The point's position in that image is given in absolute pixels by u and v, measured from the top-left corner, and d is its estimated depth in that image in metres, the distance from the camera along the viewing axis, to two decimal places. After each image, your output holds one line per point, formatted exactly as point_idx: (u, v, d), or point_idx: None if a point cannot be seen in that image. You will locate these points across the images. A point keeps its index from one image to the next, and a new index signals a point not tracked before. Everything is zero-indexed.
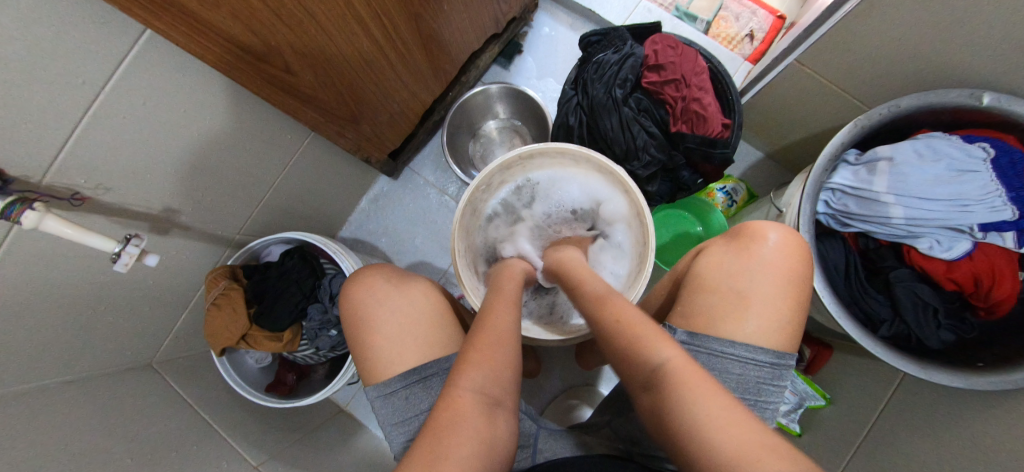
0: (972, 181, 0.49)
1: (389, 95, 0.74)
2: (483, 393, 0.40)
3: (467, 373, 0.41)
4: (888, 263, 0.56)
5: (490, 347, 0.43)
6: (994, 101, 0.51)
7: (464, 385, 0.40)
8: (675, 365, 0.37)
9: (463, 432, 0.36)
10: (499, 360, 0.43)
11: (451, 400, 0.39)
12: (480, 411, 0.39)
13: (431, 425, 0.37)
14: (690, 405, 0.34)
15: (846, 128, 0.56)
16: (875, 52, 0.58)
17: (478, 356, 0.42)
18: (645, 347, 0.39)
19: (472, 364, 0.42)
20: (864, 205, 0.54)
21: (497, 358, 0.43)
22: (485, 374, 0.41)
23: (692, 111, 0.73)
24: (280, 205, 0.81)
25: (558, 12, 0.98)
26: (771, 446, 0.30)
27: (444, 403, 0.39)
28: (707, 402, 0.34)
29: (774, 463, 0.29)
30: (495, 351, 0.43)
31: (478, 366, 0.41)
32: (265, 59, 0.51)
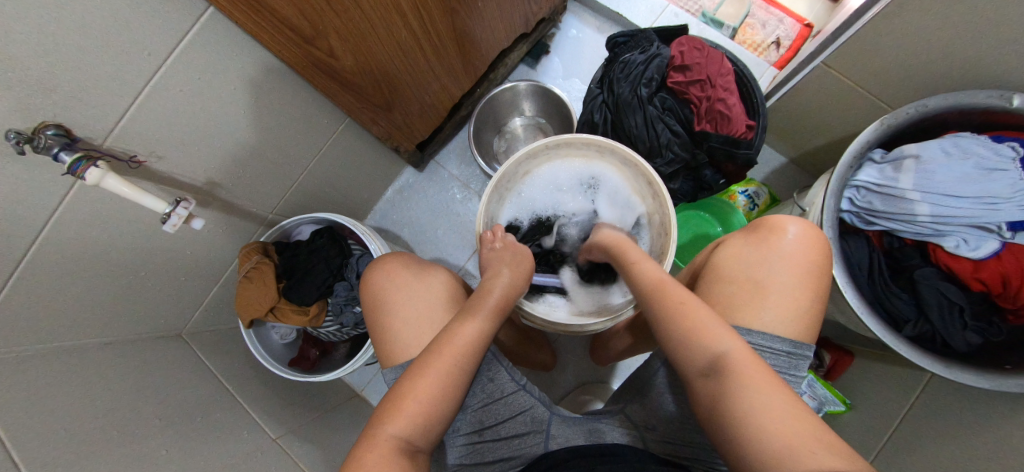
0: (1001, 179, 0.49)
1: (421, 86, 0.77)
2: (407, 436, 0.43)
3: (397, 417, 0.44)
4: (913, 262, 0.55)
5: (427, 391, 0.45)
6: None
7: (388, 431, 0.43)
8: (737, 361, 0.38)
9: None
10: (438, 395, 0.46)
11: (379, 440, 0.42)
12: (399, 456, 0.42)
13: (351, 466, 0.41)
14: (746, 396, 0.36)
15: (872, 127, 0.57)
16: (903, 56, 0.59)
17: (414, 395, 0.45)
18: (705, 338, 0.41)
19: (408, 402, 0.45)
20: (889, 202, 0.54)
21: (431, 400, 0.45)
22: (412, 421, 0.44)
23: (717, 111, 0.74)
24: (311, 188, 0.84)
25: (586, 15, 1.01)
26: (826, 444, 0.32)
27: (370, 440, 0.43)
28: (765, 400, 0.35)
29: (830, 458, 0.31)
30: (425, 394, 0.45)
31: (416, 401, 0.45)
32: (312, 42, 0.54)
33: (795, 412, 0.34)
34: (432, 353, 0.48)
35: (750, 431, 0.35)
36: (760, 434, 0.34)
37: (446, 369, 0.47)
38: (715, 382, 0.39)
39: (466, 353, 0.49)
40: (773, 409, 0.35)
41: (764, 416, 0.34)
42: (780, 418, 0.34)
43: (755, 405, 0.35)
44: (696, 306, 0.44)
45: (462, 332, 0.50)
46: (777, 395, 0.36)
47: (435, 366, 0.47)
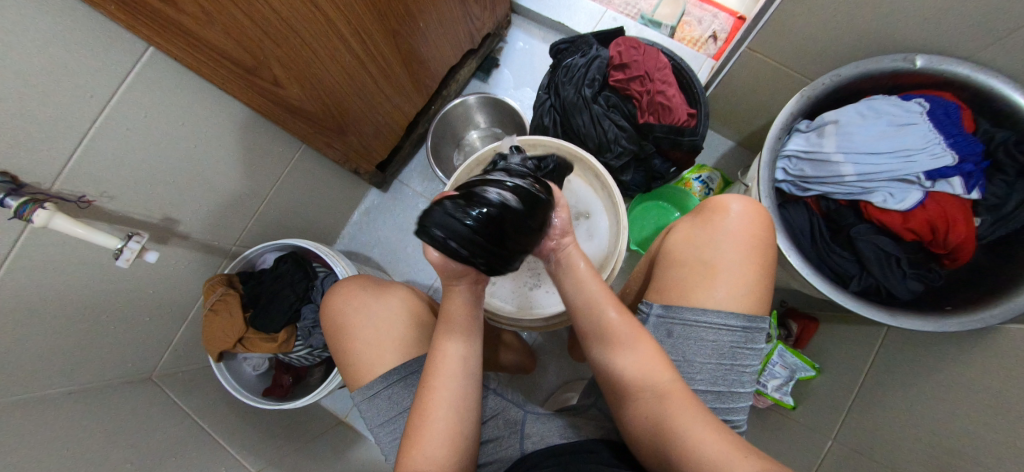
0: (912, 132, 0.53)
1: (373, 108, 0.79)
2: (429, 468, 0.43)
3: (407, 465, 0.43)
4: (849, 221, 0.59)
5: (431, 435, 0.44)
6: (927, 63, 0.57)
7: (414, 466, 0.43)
8: (676, 392, 0.42)
9: None
10: (441, 434, 0.44)
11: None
12: None
13: None
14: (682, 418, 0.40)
15: (794, 99, 0.60)
16: (814, 33, 0.63)
17: (422, 437, 0.44)
18: (653, 366, 0.43)
19: (417, 447, 0.43)
20: (818, 167, 0.58)
21: (437, 439, 0.44)
22: (434, 451, 0.43)
23: (658, 102, 0.78)
24: (274, 217, 0.85)
25: (530, 28, 1.05)
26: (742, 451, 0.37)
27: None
28: (705, 433, 0.39)
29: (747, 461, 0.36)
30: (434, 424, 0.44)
31: (423, 444, 0.43)
32: (254, 73, 0.57)
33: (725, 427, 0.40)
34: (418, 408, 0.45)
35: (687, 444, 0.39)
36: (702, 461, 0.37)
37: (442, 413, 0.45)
38: (659, 406, 0.42)
39: (453, 394, 0.46)
40: (711, 435, 0.38)
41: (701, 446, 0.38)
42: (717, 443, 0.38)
43: (703, 435, 0.38)
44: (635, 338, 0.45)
45: (444, 379, 0.46)
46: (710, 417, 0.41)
47: (431, 406, 0.45)
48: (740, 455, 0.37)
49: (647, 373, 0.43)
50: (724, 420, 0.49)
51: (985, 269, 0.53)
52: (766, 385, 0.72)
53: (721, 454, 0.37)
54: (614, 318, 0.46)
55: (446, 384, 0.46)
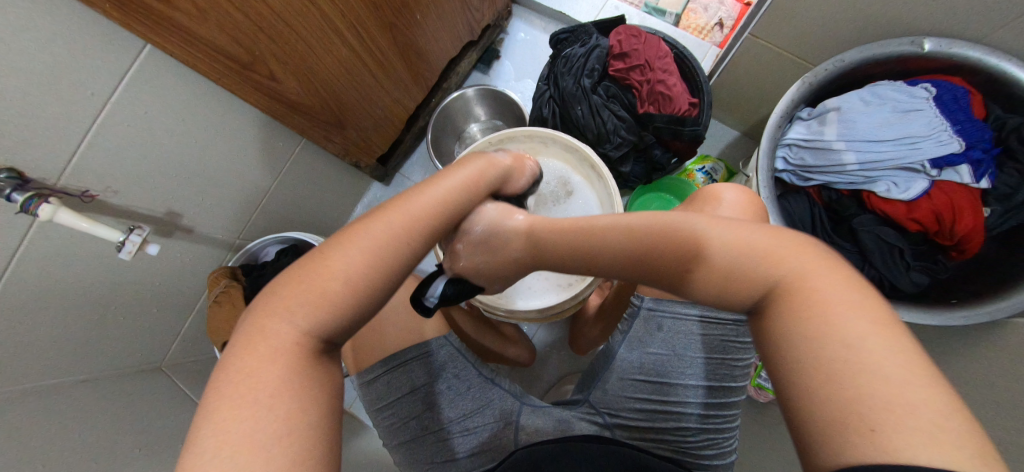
0: (918, 118, 0.51)
1: (371, 102, 0.80)
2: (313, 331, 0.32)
3: (267, 323, 0.32)
4: (851, 212, 0.57)
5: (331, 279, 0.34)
6: (936, 46, 0.55)
7: (288, 319, 0.32)
8: (807, 290, 0.26)
9: (284, 369, 0.29)
10: (343, 287, 0.34)
11: (269, 341, 0.31)
12: (304, 348, 0.31)
13: (237, 357, 0.30)
14: (812, 334, 0.25)
15: (795, 86, 0.58)
16: (819, 19, 0.60)
17: (304, 295, 0.33)
18: (753, 263, 0.29)
19: (291, 301, 0.33)
20: (819, 156, 0.56)
21: (335, 291, 0.33)
22: (322, 302, 0.33)
23: (658, 92, 0.76)
24: (276, 210, 0.86)
25: (531, 18, 1.03)
26: (941, 412, 0.20)
27: (256, 339, 0.31)
28: (865, 369, 0.22)
29: (932, 442, 0.19)
30: (345, 269, 0.34)
31: (305, 298, 0.33)
32: (251, 69, 0.58)
33: (896, 353, 0.22)
34: (316, 255, 0.35)
35: (811, 375, 0.24)
36: (820, 402, 0.22)
37: (341, 266, 0.34)
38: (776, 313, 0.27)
39: (370, 252, 0.35)
40: (891, 377, 0.21)
41: (835, 382, 0.23)
42: (883, 370, 0.22)
43: (845, 364, 0.23)
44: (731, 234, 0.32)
45: (384, 224, 0.37)
46: (879, 335, 0.23)
47: (349, 250, 0.35)
48: (887, 405, 0.21)
49: (747, 275, 0.29)
50: (717, 414, 0.50)
51: (989, 261, 0.54)
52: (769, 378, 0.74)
53: (899, 400, 0.21)
54: (694, 224, 0.34)
55: (385, 225, 0.37)
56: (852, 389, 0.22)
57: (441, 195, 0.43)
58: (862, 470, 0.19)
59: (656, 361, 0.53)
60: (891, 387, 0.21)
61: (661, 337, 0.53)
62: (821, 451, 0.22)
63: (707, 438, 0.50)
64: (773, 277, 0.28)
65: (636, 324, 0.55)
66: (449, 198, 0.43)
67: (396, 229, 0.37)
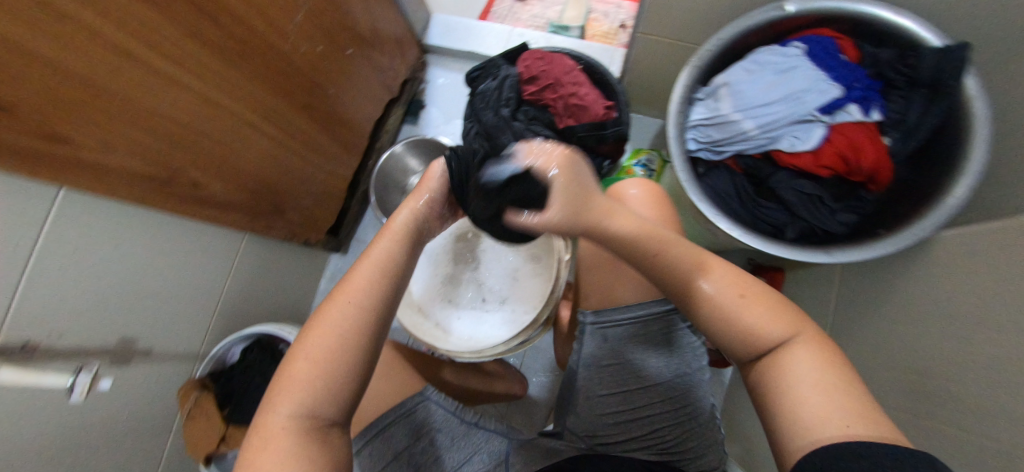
0: (797, 74, 0.54)
1: (303, 181, 0.82)
2: (311, 414, 0.36)
3: (267, 418, 0.35)
4: (768, 172, 0.59)
5: (305, 364, 0.37)
6: (799, 6, 0.58)
7: (279, 409, 0.35)
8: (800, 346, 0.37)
9: (289, 457, 0.33)
10: (324, 367, 0.37)
11: (269, 435, 0.35)
12: (305, 431, 0.35)
13: (250, 453, 0.34)
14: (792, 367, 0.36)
15: (684, 73, 0.62)
16: (693, 5, 0.64)
17: (284, 385, 0.36)
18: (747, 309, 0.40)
19: (280, 392, 0.36)
20: (722, 130, 0.59)
21: (313, 372, 0.36)
22: (306, 384, 0.36)
23: (573, 104, 0.80)
24: (237, 306, 0.85)
25: (448, 62, 1.07)
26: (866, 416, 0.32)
27: (258, 437, 0.35)
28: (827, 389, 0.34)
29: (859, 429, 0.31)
30: (321, 351, 0.37)
31: (290, 388, 0.36)
32: (172, 183, 0.59)
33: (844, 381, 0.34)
34: (295, 345, 0.39)
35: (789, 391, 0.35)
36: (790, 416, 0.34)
37: (310, 351, 0.37)
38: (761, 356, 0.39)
39: (338, 331, 0.38)
40: (841, 397, 0.33)
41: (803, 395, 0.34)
42: (822, 399, 0.33)
43: (808, 388, 0.34)
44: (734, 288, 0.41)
45: (345, 299, 0.40)
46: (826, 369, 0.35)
47: (319, 329, 0.38)
48: (843, 417, 0.32)
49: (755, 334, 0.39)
50: (680, 405, 0.54)
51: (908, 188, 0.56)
52: None
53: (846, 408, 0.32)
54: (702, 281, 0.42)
55: (347, 298, 0.40)
56: (808, 413, 0.33)
57: (385, 259, 0.44)
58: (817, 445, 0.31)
59: (613, 371, 0.56)
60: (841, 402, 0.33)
61: (610, 347, 0.57)
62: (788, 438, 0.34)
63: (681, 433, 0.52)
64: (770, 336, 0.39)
65: (588, 339, 0.59)
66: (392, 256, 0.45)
67: (358, 300, 0.40)
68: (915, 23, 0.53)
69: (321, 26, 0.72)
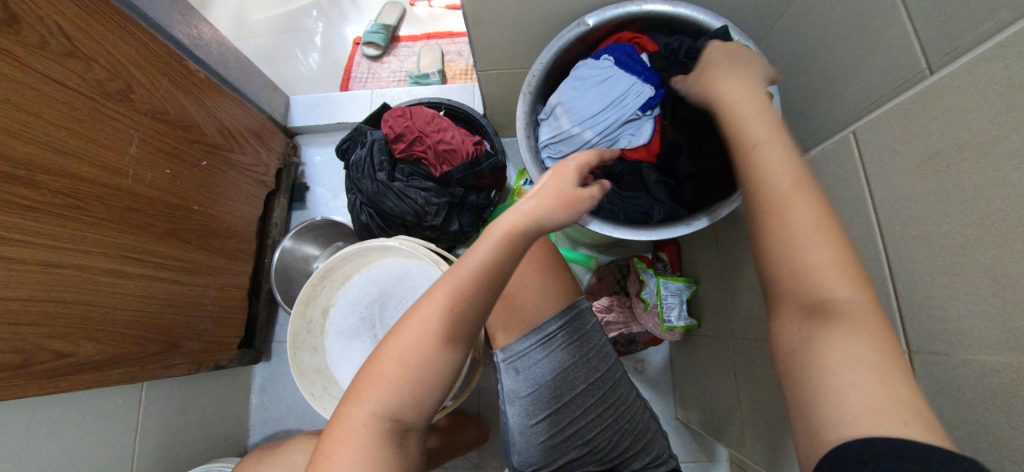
0: (617, 80, 0.60)
1: (194, 304, 0.78)
2: (392, 418, 0.40)
3: (347, 410, 0.41)
4: (624, 170, 0.65)
5: (387, 373, 0.40)
6: (597, 17, 0.63)
7: (359, 410, 0.40)
8: (863, 324, 0.34)
9: (358, 451, 0.38)
10: (407, 377, 0.40)
11: (351, 426, 0.40)
12: (379, 435, 0.40)
13: (329, 435, 0.40)
14: (832, 352, 0.34)
15: (522, 101, 0.65)
16: (508, 40, 0.70)
17: (377, 383, 0.40)
18: (818, 280, 0.35)
19: (364, 391, 0.41)
20: (570, 143, 0.63)
21: (391, 385, 0.40)
22: (386, 392, 0.40)
23: (443, 150, 0.83)
24: (158, 461, 0.76)
25: (319, 139, 1.07)
26: (916, 414, 0.30)
27: (342, 426, 0.40)
28: (876, 385, 0.31)
29: (913, 426, 0.29)
30: (403, 364, 0.40)
31: (374, 391, 0.40)
32: (29, 362, 0.53)
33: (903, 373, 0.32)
34: (379, 346, 0.42)
35: (824, 375, 0.34)
36: (828, 404, 0.33)
37: (397, 356, 0.41)
38: (807, 329, 0.36)
39: (424, 337, 0.41)
40: (881, 394, 0.31)
41: (835, 388, 0.33)
42: (859, 399, 0.31)
43: (839, 380, 0.33)
44: (832, 273, 0.35)
45: (431, 310, 0.41)
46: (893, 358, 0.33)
47: (405, 334, 0.41)
48: (901, 415, 0.30)
49: (797, 292, 0.36)
50: (601, 402, 0.59)
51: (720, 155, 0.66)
52: (672, 319, 0.74)
53: (886, 402, 0.31)
54: (802, 204, 0.36)
55: (436, 307, 0.41)
56: (831, 408, 0.32)
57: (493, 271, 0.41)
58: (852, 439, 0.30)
59: (536, 399, 0.58)
60: (882, 399, 0.31)
61: (524, 380, 0.59)
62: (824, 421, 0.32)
63: (608, 426, 0.59)
64: (823, 304, 0.35)
65: (504, 376, 0.60)
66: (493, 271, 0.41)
67: (447, 313, 0.41)
68: (691, 9, 0.61)
69: (164, 147, 0.70)
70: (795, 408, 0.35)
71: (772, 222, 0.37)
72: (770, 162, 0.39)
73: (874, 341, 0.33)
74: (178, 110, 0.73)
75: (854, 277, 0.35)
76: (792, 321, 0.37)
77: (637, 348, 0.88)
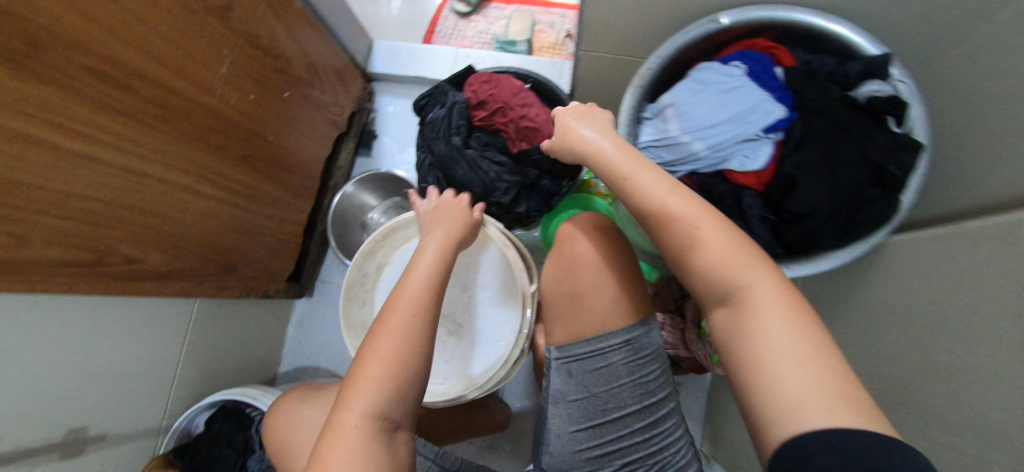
0: (744, 94, 0.54)
1: (254, 233, 0.79)
2: (381, 416, 0.43)
3: (340, 416, 0.43)
4: (725, 189, 0.58)
5: (372, 372, 0.45)
6: (734, 16, 0.57)
7: (353, 410, 0.43)
8: (759, 297, 0.37)
9: (358, 447, 0.41)
10: (390, 376, 0.45)
11: (343, 429, 0.42)
12: (373, 433, 0.42)
13: (322, 441, 0.42)
14: (758, 331, 0.36)
15: (630, 93, 0.60)
16: (626, 24, 0.64)
17: (361, 387, 0.44)
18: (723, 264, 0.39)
19: (353, 394, 0.44)
20: (673, 151, 0.58)
21: (380, 383, 0.44)
22: (376, 391, 0.44)
23: (524, 127, 0.78)
24: (197, 374, 0.79)
25: (395, 89, 1.04)
26: (842, 396, 0.31)
27: (333, 431, 0.42)
28: (785, 351, 0.34)
29: (837, 412, 0.30)
30: (387, 365, 0.45)
31: (364, 392, 0.43)
32: (101, 263, 0.54)
33: (820, 343, 0.34)
34: (360, 357, 0.47)
35: (759, 361, 0.35)
36: (776, 402, 0.33)
37: (381, 357, 0.46)
38: (733, 321, 0.38)
39: (398, 338, 0.47)
40: (795, 373, 0.33)
41: (772, 365, 0.34)
42: (789, 389, 0.32)
43: (771, 367, 0.34)
44: (741, 264, 0.38)
45: (397, 317, 0.49)
46: (803, 335, 0.35)
47: (382, 340, 0.47)
48: (823, 402, 0.31)
49: (714, 278, 0.39)
50: (646, 428, 0.56)
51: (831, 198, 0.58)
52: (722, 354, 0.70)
53: (812, 385, 0.32)
54: (686, 209, 0.41)
55: (404, 312, 0.49)
56: (774, 398, 0.33)
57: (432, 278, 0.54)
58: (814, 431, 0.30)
59: (580, 404, 0.58)
60: (801, 384, 0.32)
61: (574, 382, 0.59)
62: (769, 417, 0.33)
63: (647, 455, 0.56)
64: (732, 291, 0.38)
65: (555, 374, 0.61)
66: (434, 276, 0.54)
67: (415, 315, 0.49)
68: (846, 28, 0.53)
69: (250, 72, 0.68)
70: (748, 410, 0.35)
71: (676, 233, 0.41)
72: (649, 186, 0.44)
73: (783, 311, 0.36)
74: (270, 36, 0.70)
75: (756, 260, 0.39)
76: (722, 315, 0.39)
77: (678, 371, 0.86)
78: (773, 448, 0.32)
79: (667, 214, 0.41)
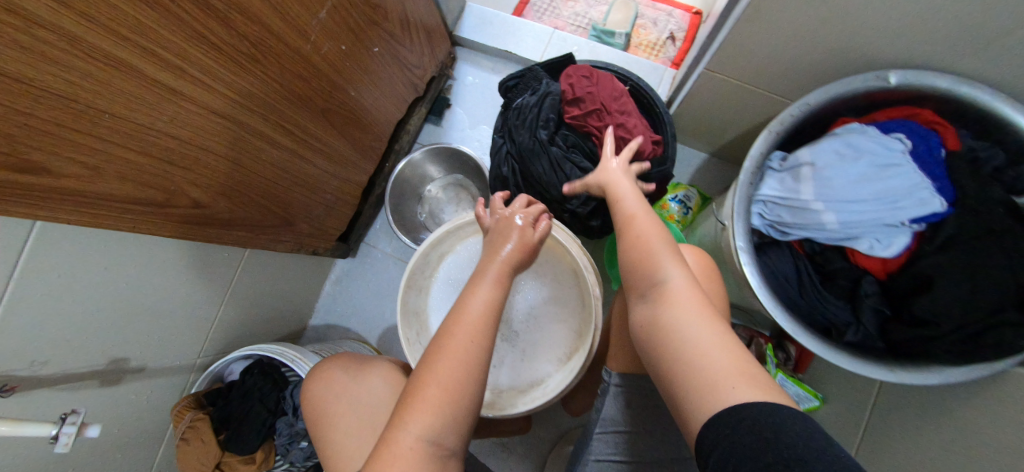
0: (898, 175, 0.50)
1: (316, 189, 0.75)
2: (437, 442, 0.41)
3: (397, 436, 0.41)
4: (837, 264, 0.55)
5: (432, 394, 0.43)
6: (902, 79, 0.51)
7: (409, 430, 0.41)
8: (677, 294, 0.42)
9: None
10: (450, 401, 0.43)
11: (399, 450, 0.40)
12: (430, 460, 0.40)
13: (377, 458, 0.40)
14: (680, 325, 0.39)
15: (762, 138, 0.55)
16: (770, 57, 0.57)
17: (418, 408, 0.42)
18: (651, 268, 0.45)
19: (409, 414, 0.42)
20: (797, 214, 0.54)
21: (441, 408, 0.42)
22: (435, 416, 0.42)
23: (618, 137, 0.72)
24: (237, 318, 0.78)
25: (479, 60, 0.97)
26: (740, 371, 0.35)
27: (389, 453, 0.40)
28: (700, 337, 0.38)
29: (741, 387, 0.33)
30: (449, 389, 0.43)
31: (423, 413, 0.42)
32: (169, 204, 0.50)
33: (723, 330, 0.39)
34: (417, 379, 0.45)
35: (676, 349, 0.38)
36: (699, 384, 0.35)
37: (441, 381, 0.43)
38: (652, 317, 0.42)
39: (460, 362, 0.45)
40: (707, 352, 0.37)
41: (689, 355, 0.37)
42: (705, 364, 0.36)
43: (691, 351, 0.37)
44: (670, 262, 0.44)
45: (459, 338, 0.46)
46: (719, 329, 0.38)
47: (443, 362, 0.44)
48: (729, 379, 0.34)
49: (644, 274, 0.45)
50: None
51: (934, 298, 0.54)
52: None
53: (729, 363, 0.35)
54: (644, 223, 0.49)
55: (469, 334, 0.47)
56: (694, 378, 0.36)
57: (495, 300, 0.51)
58: (719, 409, 0.33)
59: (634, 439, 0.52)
60: (712, 362, 0.36)
61: (634, 415, 0.52)
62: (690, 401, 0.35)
63: None
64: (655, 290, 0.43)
65: (610, 400, 0.54)
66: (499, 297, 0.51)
67: (480, 339, 0.47)
68: None
69: (348, 20, 0.62)
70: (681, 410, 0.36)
71: (627, 247, 0.48)
72: (628, 203, 0.54)
73: (698, 306, 0.40)
74: None
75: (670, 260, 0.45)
76: (642, 313, 0.44)
77: None
78: (700, 428, 0.34)
79: (632, 225, 0.50)
